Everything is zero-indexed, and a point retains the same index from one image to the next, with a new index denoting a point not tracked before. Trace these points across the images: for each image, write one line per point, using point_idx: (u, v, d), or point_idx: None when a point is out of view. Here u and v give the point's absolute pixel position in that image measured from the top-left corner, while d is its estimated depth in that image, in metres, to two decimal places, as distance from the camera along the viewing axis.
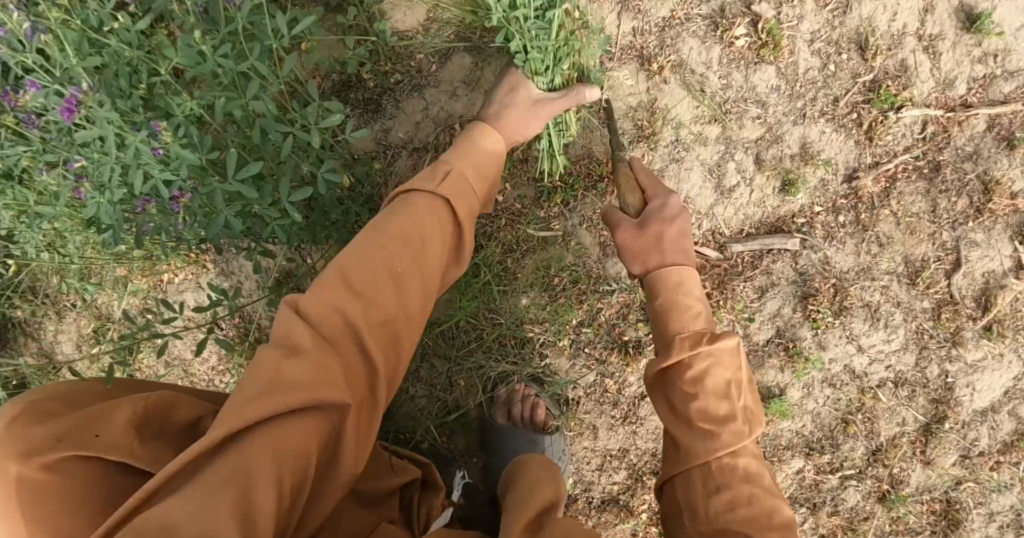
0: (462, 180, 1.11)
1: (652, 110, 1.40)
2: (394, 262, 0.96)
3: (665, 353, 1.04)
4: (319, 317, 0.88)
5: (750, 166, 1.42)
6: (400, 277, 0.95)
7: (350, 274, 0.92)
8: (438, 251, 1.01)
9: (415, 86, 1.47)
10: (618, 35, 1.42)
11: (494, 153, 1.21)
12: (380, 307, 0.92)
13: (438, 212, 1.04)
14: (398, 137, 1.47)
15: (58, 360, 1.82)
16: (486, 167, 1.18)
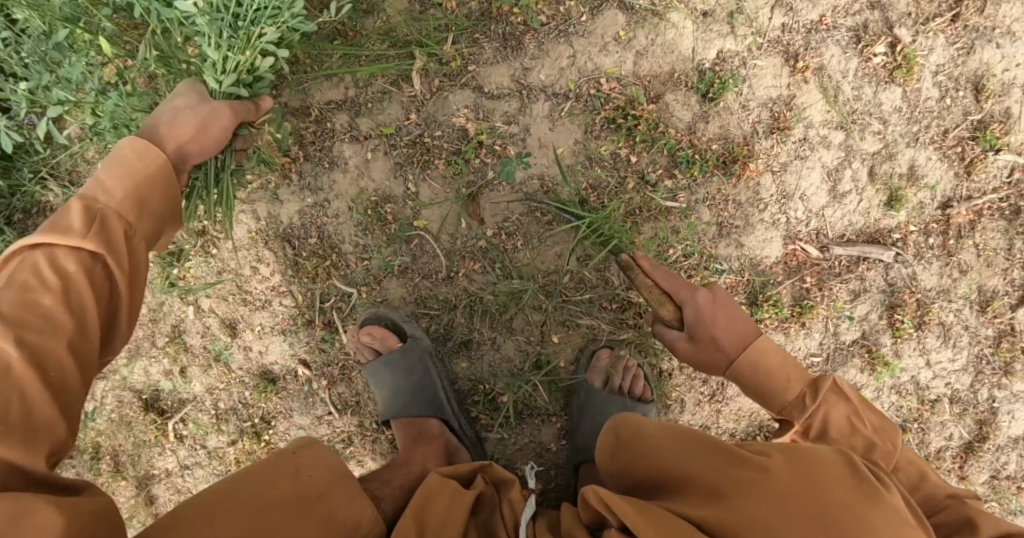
0: (111, 216, 1.01)
1: (789, 105, 1.43)
2: (85, 278, 0.94)
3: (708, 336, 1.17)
4: (23, 433, 0.82)
5: (863, 176, 1.45)
6: (72, 309, 0.92)
7: (75, 345, 0.91)
8: (90, 293, 0.94)
9: (561, 32, 1.45)
10: (768, 28, 1.43)
11: (146, 165, 1.08)
12: (33, 321, 0.88)
13: (87, 262, 0.96)
14: (538, 79, 1.44)
15: None
16: (144, 190, 1.06)
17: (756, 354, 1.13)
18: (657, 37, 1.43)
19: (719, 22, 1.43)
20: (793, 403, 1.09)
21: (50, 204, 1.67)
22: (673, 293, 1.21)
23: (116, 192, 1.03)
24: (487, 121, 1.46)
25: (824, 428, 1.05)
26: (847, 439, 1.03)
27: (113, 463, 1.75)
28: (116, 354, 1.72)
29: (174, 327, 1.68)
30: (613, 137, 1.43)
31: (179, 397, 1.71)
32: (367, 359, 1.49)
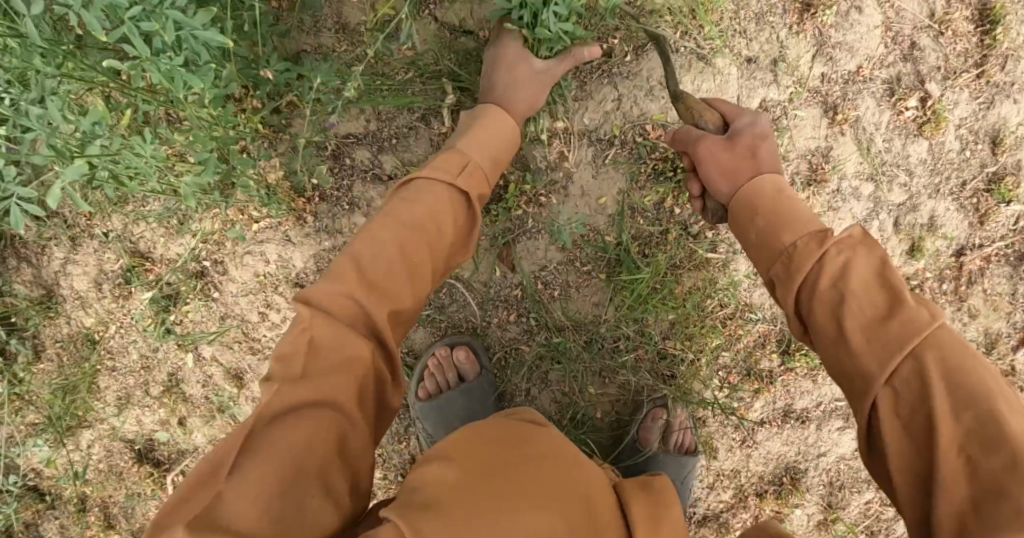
0: (474, 166, 1.17)
1: (827, 157, 1.44)
2: (420, 220, 1.09)
3: (746, 154, 1.17)
4: (347, 352, 0.95)
5: (889, 226, 1.48)
6: (431, 250, 1.09)
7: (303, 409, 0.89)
8: (426, 258, 1.08)
9: (605, 72, 1.38)
10: (809, 77, 1.43)
11: (498, 122, 1.22)
12: (389, 279, 1.03)
13: (439, 194, 1.12)
14: (582, 123, 1.38)
15: (61, 297, 1.68)
16: (494, 142, 1.21)
17: (774, 194, 1.11)
18: (704, 83, 1.40)
19: (762, 70, 1.42)
20: (840, 312, 0.93)
21: (20, 236, 1.66)
22: (732, 114, 1.24)
23: (451, 170, 1.14)
24: (529, 166, 1.38)
25: (839, 273, 0.96)
26: (869, 297, 0.93)
27: (103, 515, 1.73)
28: (103, 402, 1.69)
29: (168, 376, 1.64)
30: (660, 186, 1.39)
31: (178, 449, 1.67)
32: (418, 398, 1.46)
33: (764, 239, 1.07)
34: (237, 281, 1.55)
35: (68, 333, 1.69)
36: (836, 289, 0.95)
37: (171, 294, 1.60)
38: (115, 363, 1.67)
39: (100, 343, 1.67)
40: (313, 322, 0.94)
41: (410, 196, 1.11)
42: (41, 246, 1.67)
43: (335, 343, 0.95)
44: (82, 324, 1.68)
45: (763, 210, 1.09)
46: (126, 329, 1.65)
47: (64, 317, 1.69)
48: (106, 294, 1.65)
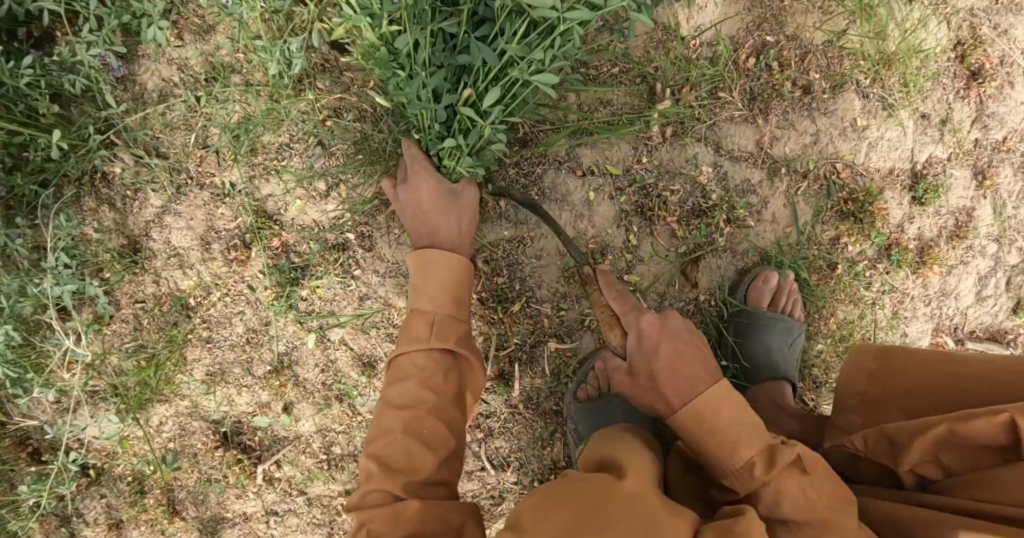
0: (445, 320, 1.21)
1: (970, 216, 1.56)
2: (431, 365, 1.17)
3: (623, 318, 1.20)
4: (402, 451, 1.09)
5: (1002, 284, 1.61)
6: (455, 358, 1.19)
7: (404, 424, 1.12)
8: (449, 372, 1.18)
9: (806, 106, 1.47)
10: (967, 139, 1.55)
11: (453, 271, 1.23)
12: (430, 434, 1.12)
13: (448, 323, 1.21)
14: (781, 152, 1.46)
15: (146, 255, 1.50)
16: (449, 286, 1.23)
17: (631, 323, 1.20)
18: (885, 128, 1.50)
19: (930, 126, 1.53)
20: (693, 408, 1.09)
21: (109, 175, 1.48)
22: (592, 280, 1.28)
23: (440, 302, 1.21)
24: (726, 184, 1.43)
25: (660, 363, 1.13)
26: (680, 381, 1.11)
27: (169, 500, 1.57)
28: (190, 378, 1.52)
29: (278, 356, 1.49)
30: (839, 222, 1.48)
31: (275, 436, 1.53)
32: (574, 398, 1.41)
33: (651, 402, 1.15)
34: (387, 262, 1.45)
35: (152, 293, 1.50)
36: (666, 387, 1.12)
37: (302, 266, 1.45)
38: (211, 333, 1.50)
39: (196, 311, 1.50)
40: (396, 398, 1.15)
41: (399, 386, 1.16)
42: (133, 190, 1.49)
43: (402, 472, 1.07)
44: (174, 287, 1.50)
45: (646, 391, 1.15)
46: (233, 299, 1.48)
47: (146, 276, 1.50)
48: (216, 256, 1.47)
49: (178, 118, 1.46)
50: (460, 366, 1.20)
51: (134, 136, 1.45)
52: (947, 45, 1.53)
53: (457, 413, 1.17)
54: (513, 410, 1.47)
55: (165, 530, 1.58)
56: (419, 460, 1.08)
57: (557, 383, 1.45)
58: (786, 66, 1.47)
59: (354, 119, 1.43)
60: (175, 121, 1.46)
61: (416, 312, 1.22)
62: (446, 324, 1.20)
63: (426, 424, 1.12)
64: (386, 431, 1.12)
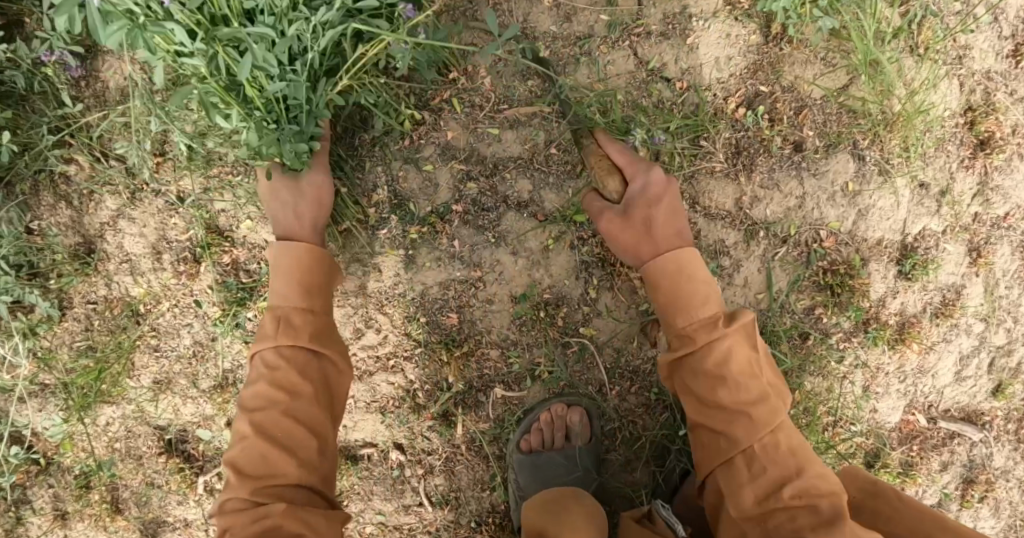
0: (292, 315, 1.18)
1: (956, 293, 1.47)
2: (280, 378, 1.14)
3: (675, 271, 1.17)
4: (255, 458, 1.09)
5: (984, 365, 1.51)
6: (298, 383, 1.14)
7: (261, 430, 1.12)
8: (307, 391, 1.14)
9: (794, 164, 1.37)
10: (963, 212, 1.45)
11: (300, 257, 1.20)
12: (292, 384, 1.14)
13: (286, 354, 1.15)
14: (762, 213, 1.37)
15: (98, 258, 1.47)
16: (308, 277, 1.20)
17: (672, 266, 1.17)
18: (878, 194, 1.41)
19: (925, 195, 1.43)
20: (745, 396, 1.09)
21: (64, 174, 1.45)
22: (677, 236, 1.20)
23: (285, 290, 1.19)
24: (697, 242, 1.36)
25: (725, 358, 1.11)
26: (749, 377, 1.11)
27: (111, 499, 1.56)
28: (138, 384, 1.51)
29: (224, 372, 1.48)
30: (816, 292, 1.41)
31: (218, 449, 1.52)
32: (517, 449, 1.37)
33: (704, 387, 1.12)
34: None
35: (104, 295, 1.48)
36: (728, 376, 1.10)
37: (251, 286, 1.44)
38: (159, 342, 1.49)
39: (145, 318, 1.48)
40: (243, 426, 1.13)
41: (255, 386, 1.15)
42: (88, 191, 1.46)
43: (261, 479, 1.08)
44: (124, 292, 1.48)
45: (708, 368, 1.11)
46: (183, 310, 1.47)
47: (97, 279, 1.48)
48: (166, 267, 1.46)
49: (138, 121, 1.44)
50: (320, 360, 1.18)
51: (90, 137, 1.42)
52: (956, 109, 1.43)
53: (323, 408, 1.16)
54: (455, 452, 1.43)
55: (107, 527, 1.56)
56: (275, 470, 1.09)
57: (500, 429, 1.40)
58: (777, 121, 1.36)
59: None
60: (133, 123, 1.44)
61: (271, 309, 1.19)
62: (286, 352, 1.15)
63: (273, 425, 1.12)
64: (243, 435, 1.12)
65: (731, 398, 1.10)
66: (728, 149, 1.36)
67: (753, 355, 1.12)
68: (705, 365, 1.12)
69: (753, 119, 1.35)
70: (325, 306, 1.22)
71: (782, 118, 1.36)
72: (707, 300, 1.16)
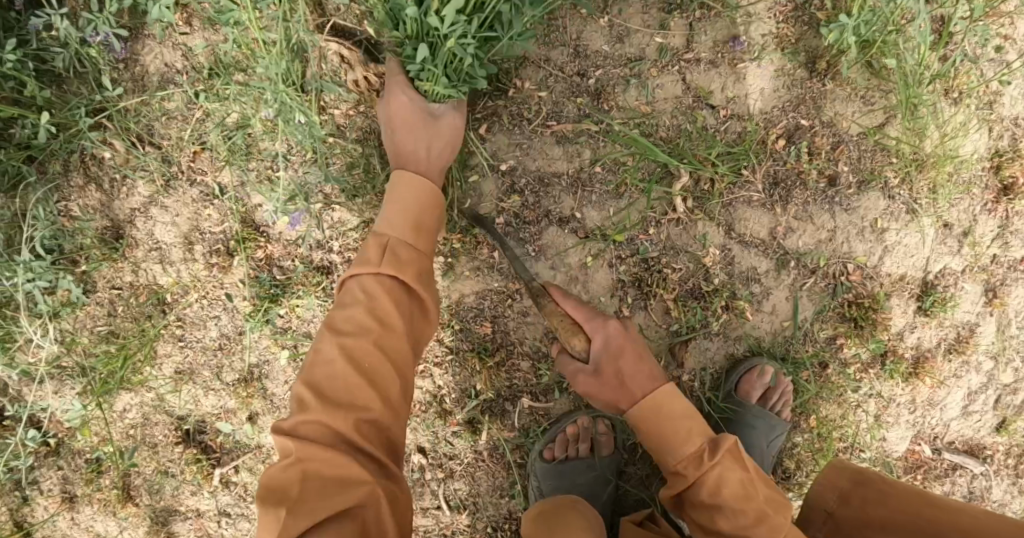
0: (400, 244, 1.17)
1: (970, 330, 1.51)
2: (377, 310, 1.11)
3: (604, 372, 1.18)
4: (342, 377, 1.07)
5: (990, 401, 1.55)
6: (383, 323, 1.11)
7: (346, 351, 1.09)
8: (398, 326, 1.12)
9: (827, 198, 1.41)
10: (983, 253, 1.48)
11: (415, 187, 1.20)
12: (385, 313, 1.11)
13: (384, 283, 1.13)
14: (794, 244, 1.41)
15: (126, 244, 1.46)
16: (412, 204, 1.20)
17: (598, 338, 1.20)
18: (904, 231, 1.45)
19: (948, 234, 1.47)
20: (688, 456, 1.13)
21: (98, 157, 1.43)
22: (584, 323, 1.21)
23: (397, 221, 1.18)
24: (730, 267, 1.40)
25: (659, 416, 1.15)
26: (687, 430, 1.14)
27: (122, 486, 1.54)
28: (159, 372, 1.50)
29: (248, 367, 1.49)
30: (839, 322, 1.44)
31: (236, 441, 1.52)
32: (540, 457, 1.39)
33: (657, 456, 1.17)
34: None
35: (130, 282, 1.47)
36: (674, 450, 1.14)
37: (284, 284, 1.44)
38: (184, 333, 1.48)
39: (172, 308, 1.47)
40: (327, 343, 1.11)
41: (348, 302, 1.13)
42: (121, 175, 1.44)
43: (341, 406, 1.05)
44: (152, 279, 1.47)
45: (653, 447, 1.16)
46: (211, 302, 1.47)
47: (124, 265, 1.46)
48: (197, 258, 1.46)
49: (176, 108, 1.42)
50: (419, 301, 1.16)
51: (128, 122, 1.40)
52: (984, 154, 1.46)
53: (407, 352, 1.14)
54: (477, 458, 1.44)
55: (116, 514, 1.55)
56: (358, 397, 1.06)
57: (524, 438, 1.42)
58: (815, 154, 1.40)
59: (358, 141, 1.39)
60: (172, 110, 1.42)
61: (381, 233, 1.18)
62: (389, 281, 1.13)
63: (364, 348, 1.09)
64: (327, 358, 1.09)
65: (675, 457, 1.13)
66: (765, 178, 1.39)
67: (689, 407, 1.16)
68: (656, 443, 1.16)
69: (791, 152, 1.39)
70: (428, 253, 1.22)
71: (819, 152, 1.40)
72: (635, 366, 1.19)
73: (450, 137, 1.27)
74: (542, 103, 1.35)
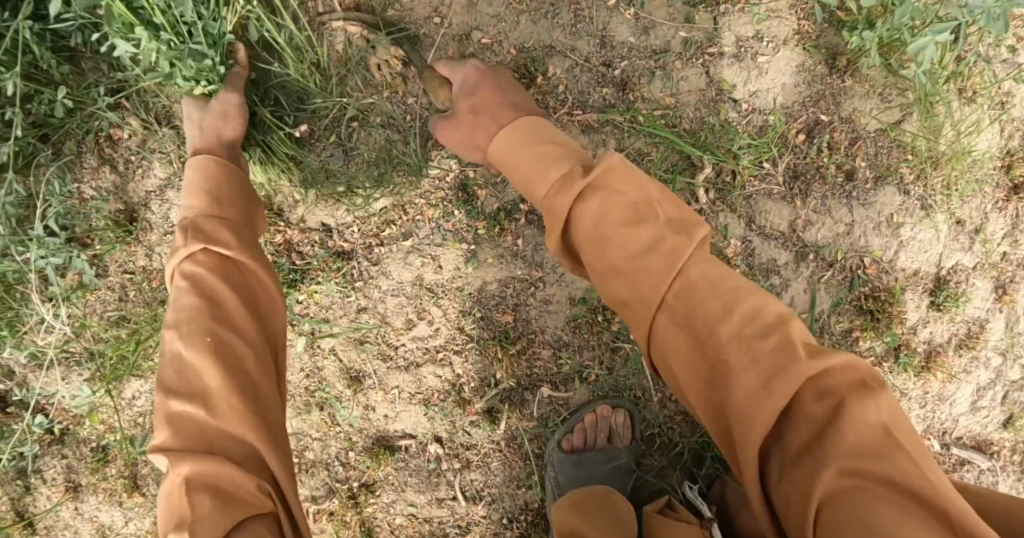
0: (203, 221, 1.09)
1: (981, 326, 1.52)
2: (207, 291, 1.02)
3: (603, 201, 0.97)
4: (188, 385, 0.96)
5: (999, 397, 1.55)
6: (227, 285, 1.04)
7: (185, 351, 0.98)
8: (245, 322, 1.03)
9: (845, 193, 1.43)
10: (994, 250, 1.50)
11: (216, 171, 1.16)
12: (224, 302, 1.02)
13: (212, 273, 1.04)
14: (812, 237, 1.43)
15: (141, 228, 1.44)
16: (219, 190, 1.14)
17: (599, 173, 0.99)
18: (918, 227, 1.47)
19: (960, 230, 1.49)
20: (731, 319, 0.86)
21: (115, 138, 1.42)
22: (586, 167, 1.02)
23: (195, 201, 1.11)
24: (750, 259, 1.41)
25: (704, 277, 0.91)
26: (717, 285, 0.89)
27: (128, 475, 1.51)
28: None
29: None
30: (854, 315, 1.46)
31: None
32: (559, 447, 1.38)
33: (677, 314, 0.90)
34: (391, 279, 1.39)
35: (143, 266, 1.45)
36: (711, 314, 0.87)
37: (302, 269, 1.40)
38: None
39: None
40: (167, 360, 0.99)
41: (174, 300, 1.03)
42: (139, 157, 1.43)
43: (193, 403, 0.94)
44: (166, 263, 1.45)
45: (675, 308, 0.90)
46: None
47: (138, 249, 1.44)
48: None
49: None
50: (244, 272, 1.08)
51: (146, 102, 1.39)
52: (996, 152, 1.48)
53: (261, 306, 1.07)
54: (493, 448, 1.43)
55: (121, 503, 1.52)
56: (209, 392, 0.95)
57: (543, 428, 1.42)
58: (834, 149, 1.41)
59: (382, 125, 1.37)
60: None
61: (184, 220, 1.09)
62: (226, 282, 1.04)
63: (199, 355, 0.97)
64: (172, 361, 0.98)
65: (708, 314, 0.88)
66: (785, 171, 1.41)
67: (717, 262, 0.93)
68: (672, 300, 0.91)
69: (810, 147, 1.41)
70: (242, 213, 1.15)
71: (837, 147, 1.41)
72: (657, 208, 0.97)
73: (236, 120, 1.25)
74: (569, 92, 1.35)
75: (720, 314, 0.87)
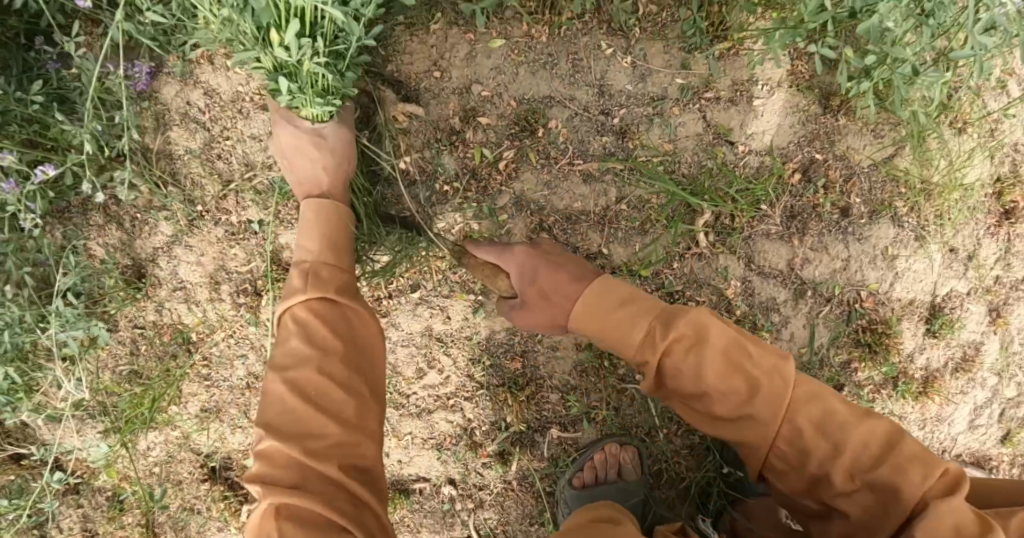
0: (320, 267, 1.14)
1: (976, 349, 1.56)
2: (312, 331, 1.07)
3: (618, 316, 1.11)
4: (290, 418, 1.01)
5: (995, 415, 1.59)
6: (333, 328, 1.08)
7: (295, 384, 1.03)
8: (338, 365, 1.06)
9: (840, 228, 1.46)
10: (986, 275, 1.54)
11: (327, 213, 1.20)
12: (326, 340, 1.07)
13: (315, 311, 1.09)
14: (810, 273, 1.47)
15: (151, 285, 1.45)
16: (333, 235, 1.19)
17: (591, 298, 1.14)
18: (912, 257, 1.50)
19: (953, 258, 1.53)
20: (739, 403, 1.04)
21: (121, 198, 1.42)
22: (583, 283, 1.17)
23: (312, 244, 1.17)
24: (750, 298, 1.45)
25: (678, 369, 1.06)
26: (723, 379, 1.04)
27: (147, 525, 1.54)
28: (184, 410, 1.50)
29: None
30: (852, 346, 1.50)
31: None
32: (570, 484, 1.41)
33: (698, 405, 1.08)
34: (401, 330, 1.42)
35: (153, 322, 1.46)
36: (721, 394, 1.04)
37: None
38: (210, 372, 1.49)
39: (198, 347, 1.48)
40: (273, 390, 1.04)
41: (284, 336, 1.09)
42: (145, 216, 1.44)
43: (294, 437, 0.99)
44: (177, 318, 1.47)
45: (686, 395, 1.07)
46: (238, 341, 1.48)
47: (149, 306, 1.46)
48: (224, 297, 1.46)
49: (200, 147, 1.42)
50: (348, 311, 1.12)
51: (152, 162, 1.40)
52: (987, 181, 1.52)
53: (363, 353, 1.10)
54: (506, 488, 1.47)
55: None
56: (313, 426, 1.00)
57: (553, 467, 1.45)
58: (829, 187, 1.45)
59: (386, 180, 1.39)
60: (196, 150, 1.42)
61: (299, 261, 1.16)
62: (330, 323, 1.09)
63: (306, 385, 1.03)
64: (276, 394, 1.03)
65: (725, 409, 1.05)
66: (782, 210, 1.44)
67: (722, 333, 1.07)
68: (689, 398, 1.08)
69: (806, 186, 1.44)
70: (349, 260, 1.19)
71: (832, 184, 1.45)
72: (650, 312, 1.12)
73: (324, 150, 1.24)
74: (569, 141, 1.38)
75: (748, 402, 1.03)
